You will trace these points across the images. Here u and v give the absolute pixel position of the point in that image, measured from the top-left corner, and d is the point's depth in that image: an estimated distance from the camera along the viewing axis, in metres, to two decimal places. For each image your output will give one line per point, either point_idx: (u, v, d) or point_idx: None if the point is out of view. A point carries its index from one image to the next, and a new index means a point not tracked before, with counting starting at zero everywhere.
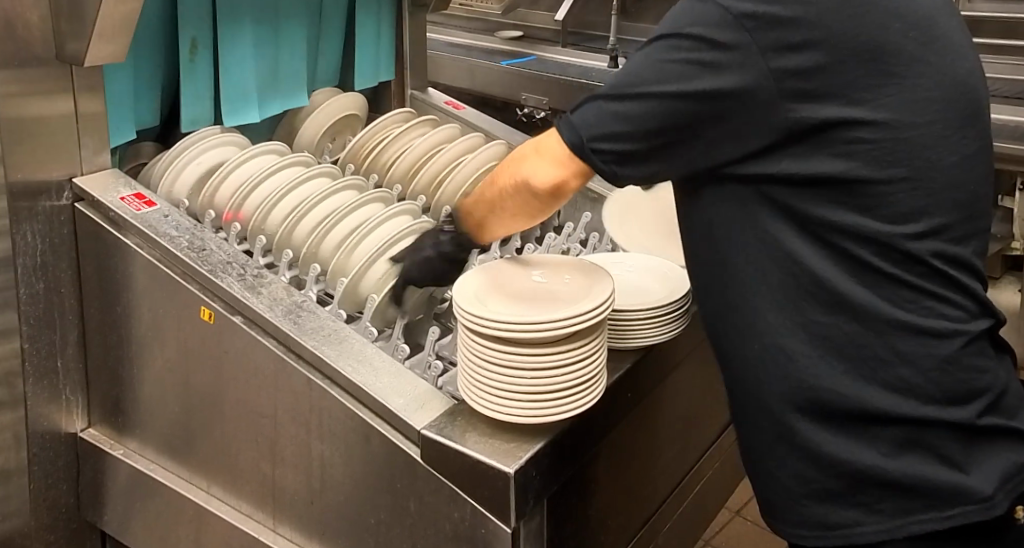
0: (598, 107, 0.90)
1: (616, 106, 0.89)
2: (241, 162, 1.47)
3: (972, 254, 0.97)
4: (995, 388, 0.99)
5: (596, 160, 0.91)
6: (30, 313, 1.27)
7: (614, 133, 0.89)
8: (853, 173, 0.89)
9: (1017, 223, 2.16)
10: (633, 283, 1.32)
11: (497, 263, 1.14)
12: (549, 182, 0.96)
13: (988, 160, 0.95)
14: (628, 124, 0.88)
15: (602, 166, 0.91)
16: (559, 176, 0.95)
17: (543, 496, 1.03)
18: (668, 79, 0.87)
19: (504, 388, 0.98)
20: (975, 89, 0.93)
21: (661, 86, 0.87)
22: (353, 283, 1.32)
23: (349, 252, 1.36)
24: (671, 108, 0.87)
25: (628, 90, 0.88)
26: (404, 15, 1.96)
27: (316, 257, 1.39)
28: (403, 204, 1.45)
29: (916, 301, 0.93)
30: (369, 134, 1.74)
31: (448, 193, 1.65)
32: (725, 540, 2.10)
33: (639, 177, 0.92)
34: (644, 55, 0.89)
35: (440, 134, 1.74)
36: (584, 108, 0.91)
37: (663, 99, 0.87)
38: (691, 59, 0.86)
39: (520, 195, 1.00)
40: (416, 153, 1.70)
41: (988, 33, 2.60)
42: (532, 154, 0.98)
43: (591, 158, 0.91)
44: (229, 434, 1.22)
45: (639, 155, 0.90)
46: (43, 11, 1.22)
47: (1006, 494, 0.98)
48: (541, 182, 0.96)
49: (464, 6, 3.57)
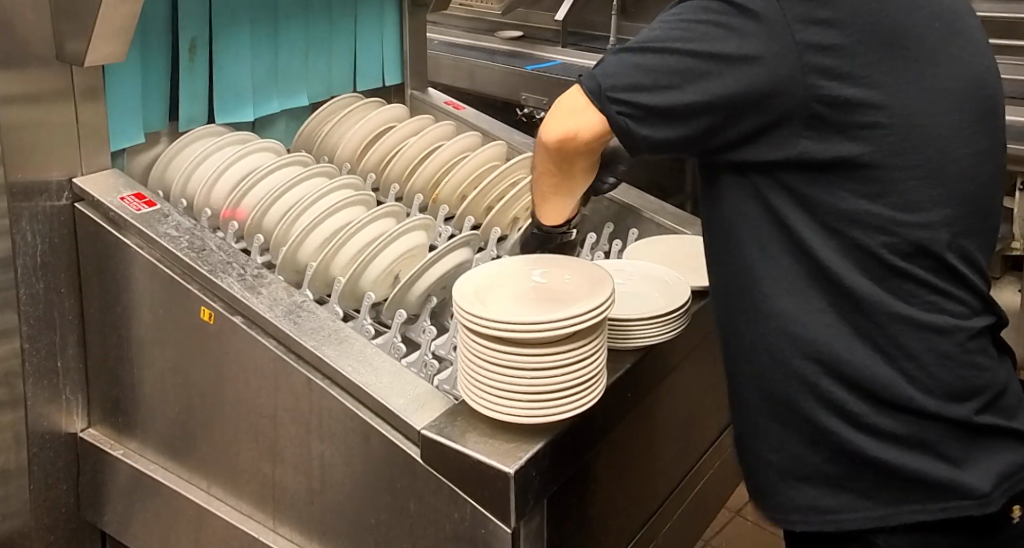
0: (623, 60, 0.88)
1: (639, 60, 0.87)
2: (196, 142, 1.51)
3: (977, 250, 0.96)
4: (996, 387, 0.99)
5: (614, 112, 0.89)
6: (30, 313, 1.27)
7: (635, 85, 0.87)
8: (866, 159, 0.89)
9: (1017, 223, 2.16)
10: (634, 290, 1.33)
11: (504, 264, 1.14)
12: (560, 136, 0.94)
13: (999, 159, 0.95)
14: (650, 78, 0.87)
15: (620, 120, 0.89)
16: (569, 131, 0.93)
17: (543, 496, 1.03)
18: (695, 37, 0.86)
19: (504, 391, 0.99)
20: (990, 85, 0.92)
21: (689, 43, 0.86)
22: (291, 251, 1.35)
23: (290, 223, 1.38)
24: (695, 65, 0.86)
25: (654, 46, 0.87)
26: (406, 15, 1.96)
27: (260, 228, 1.43)
28: (346, 178, 1.48)
29: (922, 296, 0.93)
30: (319, 116, 1.75)
31: (396, 169, 1.66)
32: (725, 540, 2.10)
33: (655, 138, 0.89)
34: (673, 17, 0.89)
35: (386, 114, 1.77)
36: (606, 62, 0.90)
37: (686, 55, 0.86)
38: (719, 20, 0.86)
39: (540, 151, 1.00)
40: (365, 131, 1.72)
41: (990, 33, 2.60)
42: (554, 108, 0.96)
43: (608, 109, 0.89)
44: (229, 432, 1.21)
45: (657, 114, 0.88)
46: (43, 12, 1.22)
47: (998, 490, 0.97)
48: (552, 136, 0.95)
49: (465, 5, 3.57)
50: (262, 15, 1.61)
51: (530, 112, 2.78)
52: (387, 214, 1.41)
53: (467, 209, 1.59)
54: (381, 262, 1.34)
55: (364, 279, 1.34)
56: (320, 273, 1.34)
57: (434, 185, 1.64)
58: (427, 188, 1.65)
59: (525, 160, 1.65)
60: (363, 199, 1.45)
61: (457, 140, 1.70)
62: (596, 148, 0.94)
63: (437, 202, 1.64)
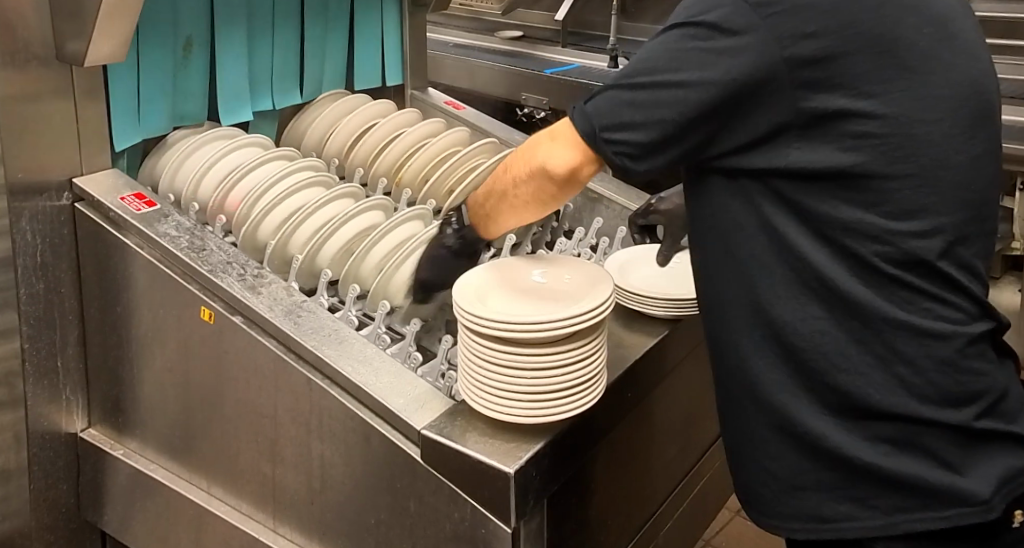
0: (612, 99, 0.90)
1: (630, 98, 0.89)
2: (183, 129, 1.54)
3: (974, 256, 0.96)
4: (995, 391, 0.99)
5: (610, 152, 0.91)
6: (30, 313, 1.27)
7: (627, 125, 0.90)
8: (863, 167, 0.89)
9: (1017, 223, 2.16)
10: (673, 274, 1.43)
11: (511, 261, 1.15)
12: (561, 168, 0.96)
13: (997, 161, 0.95)
14: (639, 116, 0.89)
15: (617, 160, 0.91)
16: (572, 162, 0.95)
17: (543, 496, 1.03)
18: (680, 68, 0.87)
19: (504, 389, 0.98)
20: (985, 89, 0.92)
21: (676, 76, 0.87)
22: (251, 229, 1.38)
23: (250, 202, 1.39)
24: (684, 96, 0.87)
25: (643, 83, 0.88)
26: (406, 15, 1.95)
27: (223, 209, 1.43)
28: (307, 160, 1.50)
29: (918, 303, 0.93)
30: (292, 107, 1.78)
31: (360, 154, 1.68)
32: (725, 540, 2.10)
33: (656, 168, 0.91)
34: (658, 45, 0.89)
35: (347, 103, 1.77)
36: (597, 101, 0.92)
37: (675, 89, 0.87)
38: (706, 47, 0.86)
39: (531, 183, 1.00)
40: (329, 119, 1.74)
41: (990, 33, 2.60)
42: (549, 139, 0.97)
43: (604, 150, 0.92)
44: (230, 432, 1.21)
45: (654, 147, 0.90)
46: (43, 12, 1.22)
47: (998, 496, 0.97)
48: (551, 169, 0.96)
49: (464, 6, 3.59)
50: (259, 15, 1.61)
51: (530, 112, 2.78)
52: (345, 195, 1.45)
53: (429, 193, 1.62)
54: (337, 241, 1.36)
55: (321, 257, 1.36)
56: (279, 250, 1.37)
57: (397, 170, 1.66)
58: (390, 172, 1.67)
59: (485, 146, 1.67)
60: (322, 179, 1.49)
61: (421, 127, 1.71)
62: (590, 177, 0.98)
63: (400, 186, 1.66)
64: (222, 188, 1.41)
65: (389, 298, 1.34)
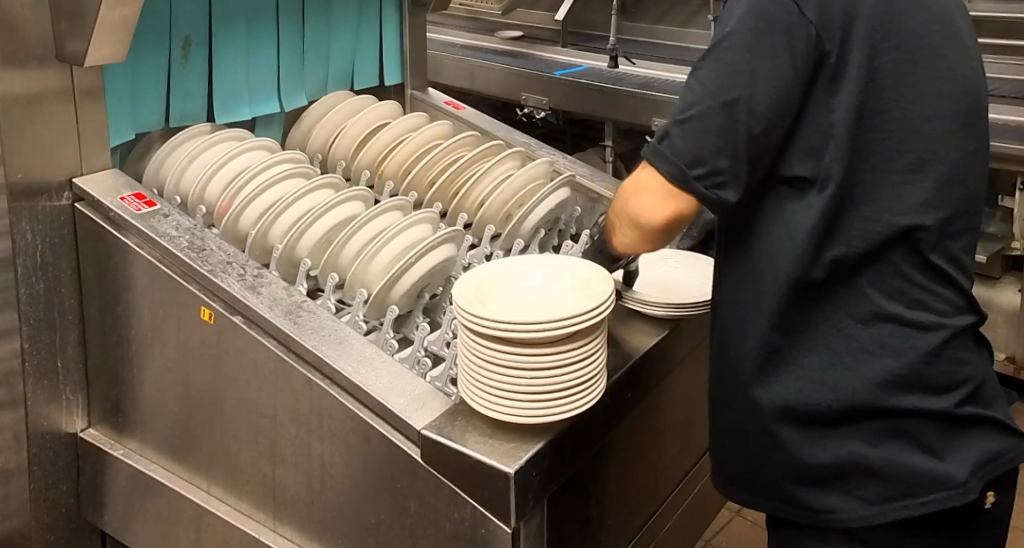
0: (690, 131, 0.87)
1: (710, 126, 0.86)
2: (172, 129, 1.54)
3: (961, 250, 0.97)
4: (975, 380, 1.01)
5: (705, 187, 0.88)
6: (30, 314, 1.27)
7: (715, 152, 0.86)
8: None
9: (1017, 223, 2.16)
10: (671, 277, 1.44)
11: (494, 274, 1.11)
12: (660, 218, 0.92)
13: (987, 158, 0.96)
14: (726, 138, 0.86)
15: (712, 195, 0.88)
16: (670, 213, 0.92)
17: (543, 496, 1.03)
18: (756, 80, 0.85)
19: (504, 389, 0.98)
20: (974, 86, 0.93)
21: (756, 86, 0.85)
22: (231, 218, 1.39)
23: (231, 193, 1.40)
24: (767, 103, 0.86)
25: (721, 108, 0.85)
26: (406, 15, 1.95)
27: (203, 200, 1.44)
28: (289, 152, 1.50)
29: (909, 296, 0.96)
30: None
31: (340, 148, 1.69)
32: (725, 540, 2.10)
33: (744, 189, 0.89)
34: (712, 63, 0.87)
35: (333, 98, 1.78)
36: (674, 140, 0.88)
37: (756, 101, 0.85)
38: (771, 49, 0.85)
39: (634, 234, 0.97)
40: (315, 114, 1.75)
41: (990, 33, 2.60)
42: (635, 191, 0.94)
43: (696, 186, 0.88)
44: (230, 432, 1.21)
45: (743, 168, 0.88)
46: (42, 12, 1.21)
47: (976, 479, 1.00)
48: (651, 220, 0.93)
49: (464, 6, 3.59)
50: (261, 13, 1.60)
51: (530, 112, 2.78)
52: (326, 185, 1.45)
53: (410, 185, 1.62)
54: (314, 233, 1.36)
55: (301, 248, 1.36)
56: (258, 240, 1.38)
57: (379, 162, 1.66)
58: (373, 164, 1.67)
59: (466, 139, 1.69)
60: (302, 171, 1.48)
61: (404, 120, 1.72)
62: (694, 215, 0.93)
63: (382, 178, 1.65)
64: (202, 179, 1.42)
65: (367, 286, 1.33)
